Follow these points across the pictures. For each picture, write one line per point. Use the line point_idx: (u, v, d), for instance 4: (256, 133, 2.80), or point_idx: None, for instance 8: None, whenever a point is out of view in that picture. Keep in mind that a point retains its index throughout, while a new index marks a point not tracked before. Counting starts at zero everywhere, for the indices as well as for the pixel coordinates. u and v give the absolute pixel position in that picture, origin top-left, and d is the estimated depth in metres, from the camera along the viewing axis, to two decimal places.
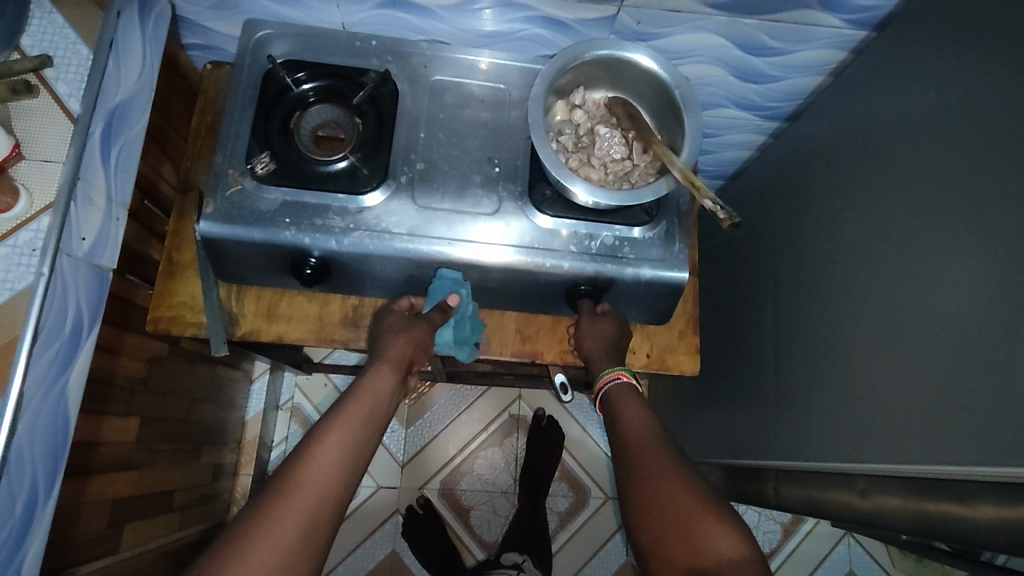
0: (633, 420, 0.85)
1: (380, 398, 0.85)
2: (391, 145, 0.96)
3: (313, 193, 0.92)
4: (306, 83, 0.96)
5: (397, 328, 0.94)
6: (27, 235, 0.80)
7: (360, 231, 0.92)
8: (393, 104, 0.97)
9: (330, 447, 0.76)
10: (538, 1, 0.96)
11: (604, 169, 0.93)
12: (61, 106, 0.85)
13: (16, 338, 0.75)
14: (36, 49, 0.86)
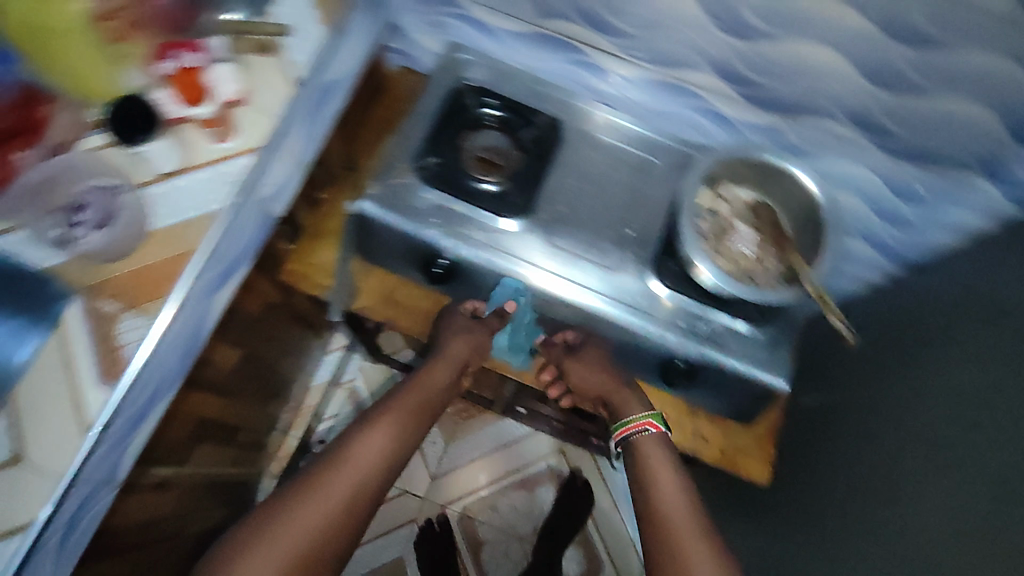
0: (667, 476, 0.93)
1: (429, 396, 1.01)
2: (540, 183, 1.04)
3: (461, 204, 1.00)
4: (486, 110, 1.06)
5: (461, 331, 1.07)
6: (226, 169, 0.86)
7: (491, 248, 0.99)
8: (557, 147, 1.06)
9: (381, 433, 0.91)
10: (709, 91, 1.03)
11: (733, 261, 0.95)
12: (288, 69, 0.93)
13: (190, 252, 0.82)
14: (285, 20, 0.96)
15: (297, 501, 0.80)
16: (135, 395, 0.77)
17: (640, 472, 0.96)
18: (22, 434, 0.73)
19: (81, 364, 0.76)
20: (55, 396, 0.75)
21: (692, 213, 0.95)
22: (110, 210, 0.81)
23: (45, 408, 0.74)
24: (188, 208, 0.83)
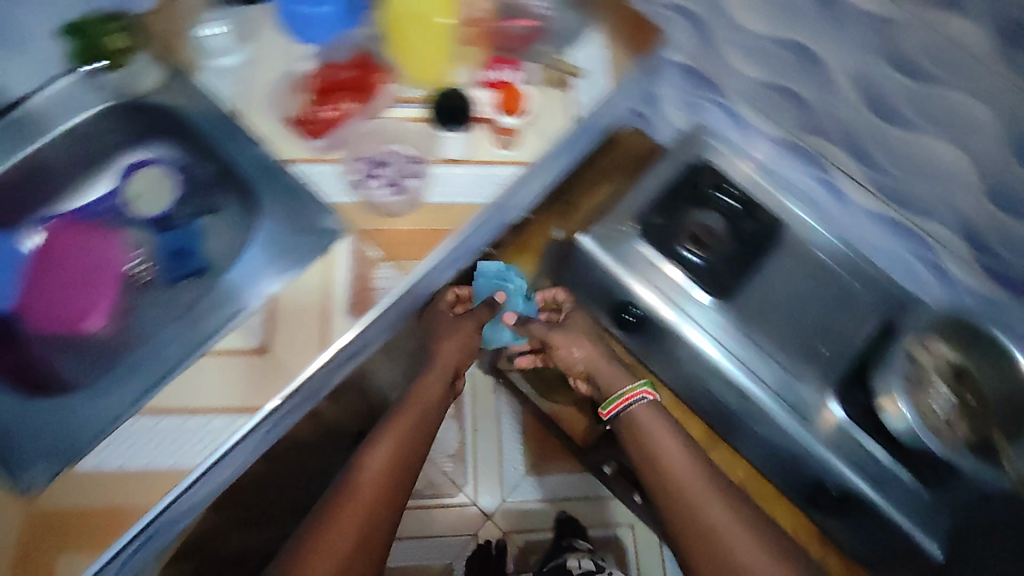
0: (663, 443, 1.05)
1: (428, 409, 1.05)
2: (742, 270, 1.13)
3: (674, 266, 1.12)
4: (719, 194, 1.17)
5: (455, 331, 1.11)
6: (494, 172, 0.95)
7: (686, 313, 1.12)
8: (762, 251, 1.14)
9: (385, 450, 0.98)
10: (934, 240, 1.08)
11: (931, 413, 1.08)
12: (569, 105, 0.99)
13: (445, 232, 0.92)
14: (580, 61, 1.01)
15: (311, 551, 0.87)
16: (363, 332, 0.87)
17: (635, 432, 1.08)
18: (275, 329, 0.85)
19: (336, 300, 0.86)
20: (309, 310, 0.86)
21: (902, 361, 1.10)
22: (399, 178, 0.93)
23: (297, 317, 0.86)
24: (455, 196, 0.94)
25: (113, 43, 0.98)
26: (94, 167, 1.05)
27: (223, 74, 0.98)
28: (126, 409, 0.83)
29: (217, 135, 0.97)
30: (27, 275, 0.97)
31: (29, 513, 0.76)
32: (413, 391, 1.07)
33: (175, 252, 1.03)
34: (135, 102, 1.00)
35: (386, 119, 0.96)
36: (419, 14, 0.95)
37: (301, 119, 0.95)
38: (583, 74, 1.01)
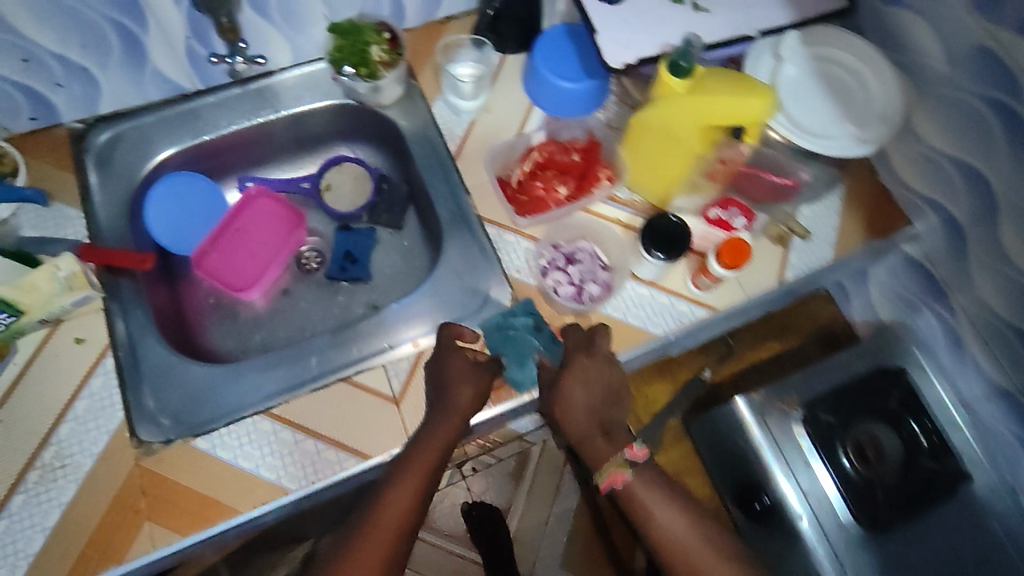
0: (667, 518, 0.72)
1: (449, 435, 0.75)
2: (902, 517, 0.89)
3: (819, 468, 0.92)
4: (912, 420, 0.92)
5: (462, 379, 0.77)
6: (681, 306, 0.86)
7: (812, 527, 0.92)
8: (940, 499, 0.89)
9: (407, 488, 0.71)
10: None
11: None
12: (784, 264, 0.88)
13: (609, 350, 0.84)
14: (808, 222, 0.91)
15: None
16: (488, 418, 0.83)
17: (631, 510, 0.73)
18: (413, 379, 0.84)
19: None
20: None
21: None
22: (582, 283, 0.86)
23: None
24: (632, 315, 0.85)
25: (376, 56, 0.96)
26: (306, 147, 1.09)
27: (456, 113, 1.00)
28: (250, 395, 0.84)
29: (427, 166, 0.99)
30: (218, 232, 1.02)
31: (138, 467, 0.78)
32: (423, 429, 0.76)
33: (346, 254, 1.07)
34: (366, 106, 1.03)
35: (593, 214, 0.90)
36: (670, 133, 0.80)
37: (511, 185, 0.93)
38: (808, 236, 0.89)
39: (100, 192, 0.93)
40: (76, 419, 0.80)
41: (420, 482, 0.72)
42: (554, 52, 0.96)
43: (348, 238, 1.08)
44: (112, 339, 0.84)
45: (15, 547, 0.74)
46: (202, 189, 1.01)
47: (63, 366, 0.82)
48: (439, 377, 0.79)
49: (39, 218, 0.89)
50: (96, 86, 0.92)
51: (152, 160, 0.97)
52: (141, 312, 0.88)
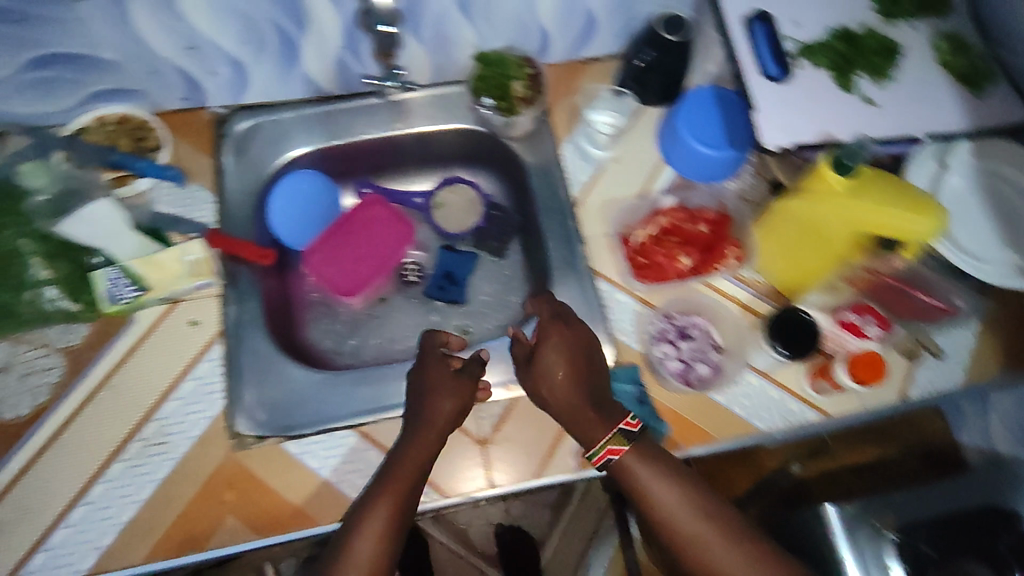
0: (669, 499, 0.70)
1: (420, 457, 0.76)
2: None
3: None
4: None
5: (441, 391, 0.80)
6: (790, 404, 0.84)
7: None
8: None
9: (404, 473, 0.75)
10: None
11: None
12: (906, 381, 0.85)
13: (709, 436, 0.82)
14: (942, 342, 0.86)
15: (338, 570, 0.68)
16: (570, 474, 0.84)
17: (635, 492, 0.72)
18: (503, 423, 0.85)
19: (566, 448, 0.84)
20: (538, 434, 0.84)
21: None
22: (690, 360, 0.85)
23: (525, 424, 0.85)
24: (738, 405, 0.84)
25: (517, 91, 0.97)
26: (426, 164, 1.11)
27: (584, 158, 0.99)
28: (341, 407, 0.85)
29: (546, 206, 0.97)
30: (331, 233, 1.04)
31: (230, 457, 0.81)
32: (411, 430, 0.78)
33: (447, 274, 1.07)
34: (495, 135, 1.02)
35: (711, 290, 0.88)
36: (814, 229, 0.78)
37: (630, 244, 0.91)
38: (939, 357, 0.86)
39: (232, 179, 0.95)
40: (181, 399, 0.82)
41: (412, 475, 0.75)
42: (699, 115, 0.95)
43: (451, 258, 1.08)
44: (223, 327, 0.86)
45: (108, 514, 0.77)
46: (324, 190, 1.02)
47: (176, 345, 0.85)
48: (421, 388, 0.81)
49: (175, 196, 0.92)
50: (246, 79, 0.93)
51: (286, 154, 0.99)
52: (252, 306, 0.89)
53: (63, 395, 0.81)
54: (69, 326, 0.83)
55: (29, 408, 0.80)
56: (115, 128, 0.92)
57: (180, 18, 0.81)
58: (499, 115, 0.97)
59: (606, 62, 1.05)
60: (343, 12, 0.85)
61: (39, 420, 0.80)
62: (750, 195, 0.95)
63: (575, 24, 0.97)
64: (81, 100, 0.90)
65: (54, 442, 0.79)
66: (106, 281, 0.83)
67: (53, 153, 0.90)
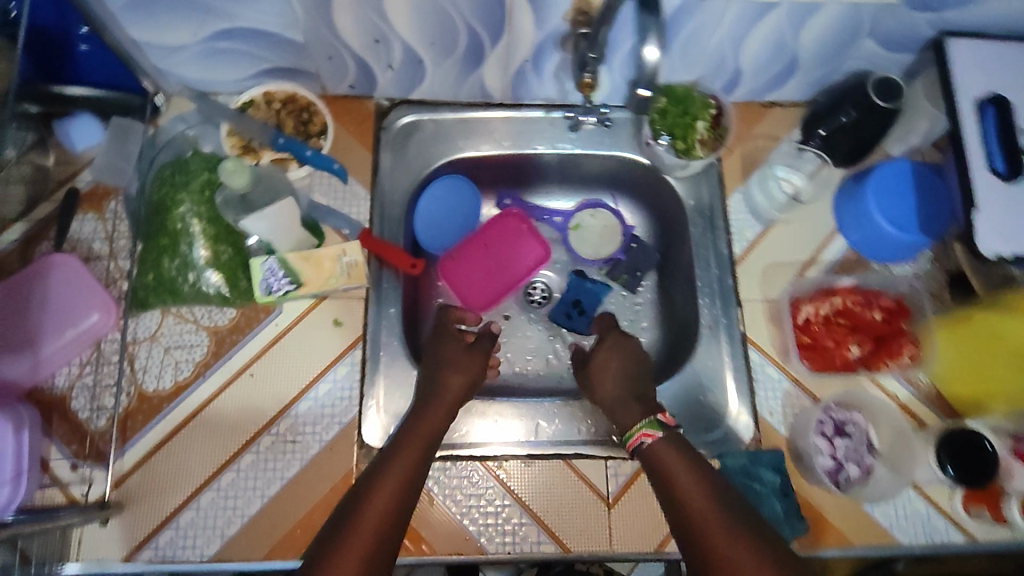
0: (690, 480, 0.69)
1: (427, 433, 0.74)
2: None
3: None
4: None
5: (458, 364, 0.82)
6: (938, 521, 0.79)
7: None
8: None
9: (426, 430, 0.74)
10: None
11: None
12: None
13: (845, 539, 0.78)
14: None
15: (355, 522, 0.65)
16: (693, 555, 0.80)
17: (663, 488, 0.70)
18: (629, 487, 0.81)
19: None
20: None
21: None
22: (843, 460, 0.79)
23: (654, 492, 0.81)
24: (882, 511, 0.79)
25: (698, 131, 0.90)
26: (572, 184, 1.05)
27: (750, 213, 0.93)
28: (471, 433, 0.84)
29: (701, 257, 0.92)
30: (468, 241, 0.98)
31: (355, 469, 0.80)
32: (427, 395, 0.78)
33: (575, 301, 1.01)
34: (656, 172, 0.96)
35: (876, 388, 0.84)
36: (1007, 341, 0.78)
37: (797, 320, 0.85)
38: None
39: (387, 176, 0.93)
40: (316, 401, 0.82)
41: (431, 433, 0.74)
42: (893, 190, 0.89)
43: (581, 286, 1.01)
44: (363, 331, 0.85)
45: (237, 505, 0.77)
46: (470, 199, 0.99)
47: (318, 344, 0.84)
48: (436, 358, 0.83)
49: (332, 188, 0.90)
50: (421, 76, 0.89)
51: (443, 157, 0.95)
52: (393, 311, 0.86)
53: (204, 376, 0.81)
54: (219, 308, 0.83)
55: (171, 383, 0.81)
56: (281, 108, 0.89)
57: (381, 15, 0.77)
58: (675, 155, 0.90)
59: (786, 108, 0.98)
60: (545, 28, 0.80)
61: (180, 398, 0.80)
62: (926, 284, 0.89)
63: (772, 69, 0.90)
64: (255, 74, 0.88)
65: (192, 423, 0.80)
66: (264, 270, 0.81)
67: (221, 126, 0.88)
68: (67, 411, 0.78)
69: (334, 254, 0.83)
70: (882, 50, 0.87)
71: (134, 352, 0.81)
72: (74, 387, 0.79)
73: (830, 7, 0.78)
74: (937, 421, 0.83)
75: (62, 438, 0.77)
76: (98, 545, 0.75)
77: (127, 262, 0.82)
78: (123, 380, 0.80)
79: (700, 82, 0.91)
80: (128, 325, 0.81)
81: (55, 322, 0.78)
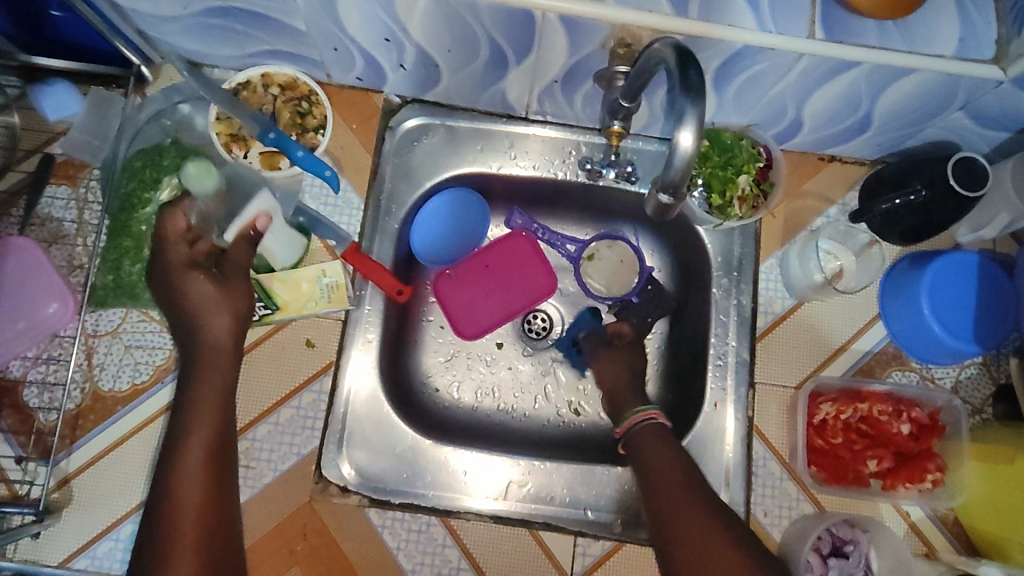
0: (662, 459, 0.68)
1: (214, 385, 0.65)
2: None
3: None
4: None
5: (215, 306, 0.68)
6: None
7: None
8: None
9: (201, 431, 0.63)
10: None
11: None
12: None
13: None
14: None
15: (170, 527, 0.57)
16: None
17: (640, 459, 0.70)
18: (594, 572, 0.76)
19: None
20: None
21: None
22: None
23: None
24: None
25: (739, 187, 0.79)
26: (593, 213, 0.93)
27: (784, 282, 0.83)
28: (435, 482, 0.77)
29: (718, 322, 0.83)
30: (466, 263, 0.89)
31: (310, 502, 0.76)
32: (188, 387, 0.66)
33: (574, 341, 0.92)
34: (684, 218, 0.85)
35: (893, 510, 0.76)
36: None
37: (813, 419, 0.76)
38: None
39: (386, 184, 0.84)
40: (276, 426, 0.76)
41: (212, 436, 0.63)
42: (949, 285, 0.78)
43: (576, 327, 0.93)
44: (336, 357, 0.79)
45: None
46: (475, 216, 0.89)
47: (288, 366, 0.78)
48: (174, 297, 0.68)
49: (324, 193, 0.83)
50: (436, 80, 0.79)
51: (450, 169, 0.86)
52: (373, 337, 0.80)
53: (162, 382, 0.76)
54: None
55: (128, 385, 0.75)
56: (279, 95, 0.80)
57: (391, 17, 0.67)
58: (708, 211, 0.80)
59: (847, 165, 0.86)
60: (579, 53, 0.69)
61: (136, 402, 0.75)
62: (969, 395, 0.80)
63: (838, 124, 0.78)
64: (253, 53, 0.78)
65: (143, 432, 0.75)
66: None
67: (211, 106, 0.79)
68: (18, 399, 0.74)
69: (312, 275, 0.78)
70: (972, 123, 0.74)
71: (92, 346, 0.75)
72: (28, 374, 0.74)
73: (920, 74, 0.65)
74: (948, 549, 0.75)
75: (11, 428, 0.73)
76: (35, 546, 0.72)
77: (92, 248, 0.76)
78: (77, 375, 0.75)
79: (752, 128, 0.80)
80: (89, 317, 0.76)
81: (12, 307, 0.73)
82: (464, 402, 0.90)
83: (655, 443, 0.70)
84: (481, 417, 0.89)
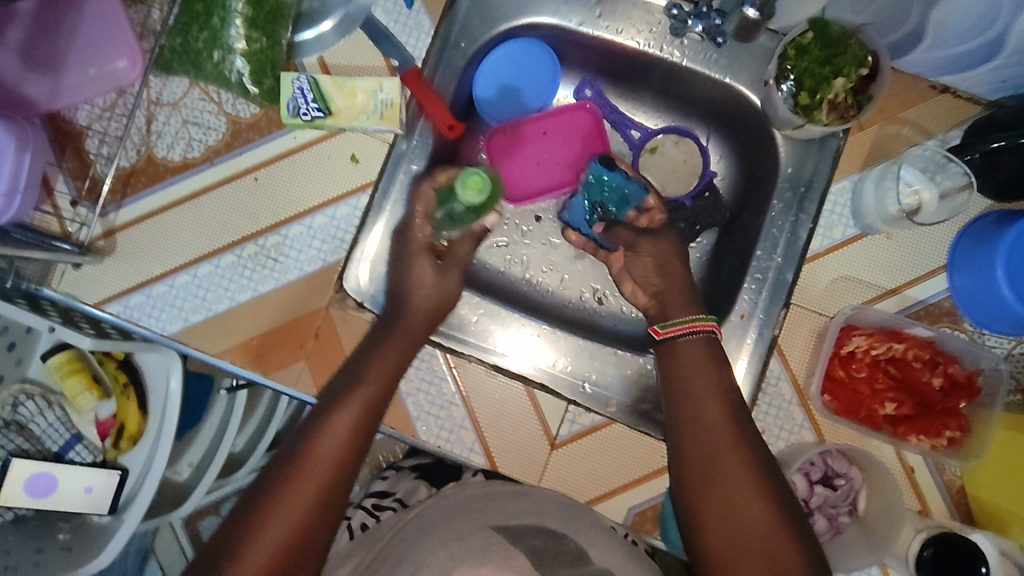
0: (701, 376, 0.68)
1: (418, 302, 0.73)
2: None
3: None
4: None
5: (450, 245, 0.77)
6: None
7: None
8: None
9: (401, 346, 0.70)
10: None
11: None
12: None
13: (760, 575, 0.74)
14: None
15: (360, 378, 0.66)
16: (611, 515, 0.76)
17: (678, 383, 0.69)
18: (575, 437, 0.77)
19: (633, 495, 0.76)
20: (617, 469, 0.76)
21: None
22: (816, 508, 0.72)
23: (600, 455, 0.76)
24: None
25: (834, 90, 0.73)
26: (668, 100, 0.88)
27: (854, 211, 0.77)
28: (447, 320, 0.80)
29: (770, 234, 0.78)
30: (527, 122, 0.87)
31: (321, 310, 0.77)
32: (345, 375, 0.68)
33: (591, 205, 0.83)
34: (766, 121, 0.79)
35: (895, 460, 0.72)
36: None
37: (841, 349, 0.73)
38: None
39: (461, 16, 0.80)
40: (309, 229, 0.78)
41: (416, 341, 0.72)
42: None
43: (608, 180, 0.81)
44: (376, 178, 0.79)
45: (198, 302, 0.77)
46: (546, 73, 0.85)
47: (329, 174, 0.78)
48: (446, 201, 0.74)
49: (397, 9, 0.80)
50: None
51: (530, 17, 0.81)
52: (416, 169, 0.80)
53: (212, 162, 0.78)
54: (243, 100, 0.78)
55: (180, 157, 0.78)
56: None
57: None
58: (793, 109, 0.74)
59: (959, 100, 0.77)
60: None
61: (185, 175, 0.78)
62: (1017, 370, 0.75)
63: (963, 43, 0.69)
64: None
65: (186, 204, 0.78)
66: (293, 88, 0.75)
67: None
68: (81, 146, 0.78)
69: (370, 88, 0.77)
70: None
71: (153, 113, 0.78)
72: (93, 125, 0.77)
73: None
74: (943, 512, 0.72)
75: (70, 171, 0.77)
76: (76, 283, 0.77)
77: (165, 16, 0.76)
78: (136, 137, 0.78)
79: (866, 29, 0.73)
80: (154, 82, 0.77)
81: (83, 53, 0.76)
82: (493, 265, 0.89)
83: (696, 359, 0.70)
84: (505, 281, 0.89)
